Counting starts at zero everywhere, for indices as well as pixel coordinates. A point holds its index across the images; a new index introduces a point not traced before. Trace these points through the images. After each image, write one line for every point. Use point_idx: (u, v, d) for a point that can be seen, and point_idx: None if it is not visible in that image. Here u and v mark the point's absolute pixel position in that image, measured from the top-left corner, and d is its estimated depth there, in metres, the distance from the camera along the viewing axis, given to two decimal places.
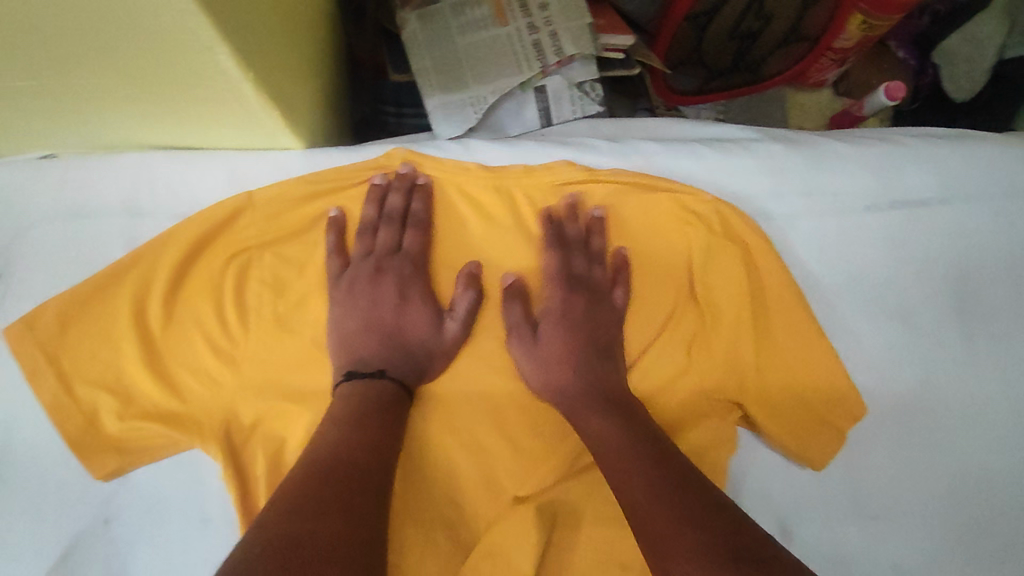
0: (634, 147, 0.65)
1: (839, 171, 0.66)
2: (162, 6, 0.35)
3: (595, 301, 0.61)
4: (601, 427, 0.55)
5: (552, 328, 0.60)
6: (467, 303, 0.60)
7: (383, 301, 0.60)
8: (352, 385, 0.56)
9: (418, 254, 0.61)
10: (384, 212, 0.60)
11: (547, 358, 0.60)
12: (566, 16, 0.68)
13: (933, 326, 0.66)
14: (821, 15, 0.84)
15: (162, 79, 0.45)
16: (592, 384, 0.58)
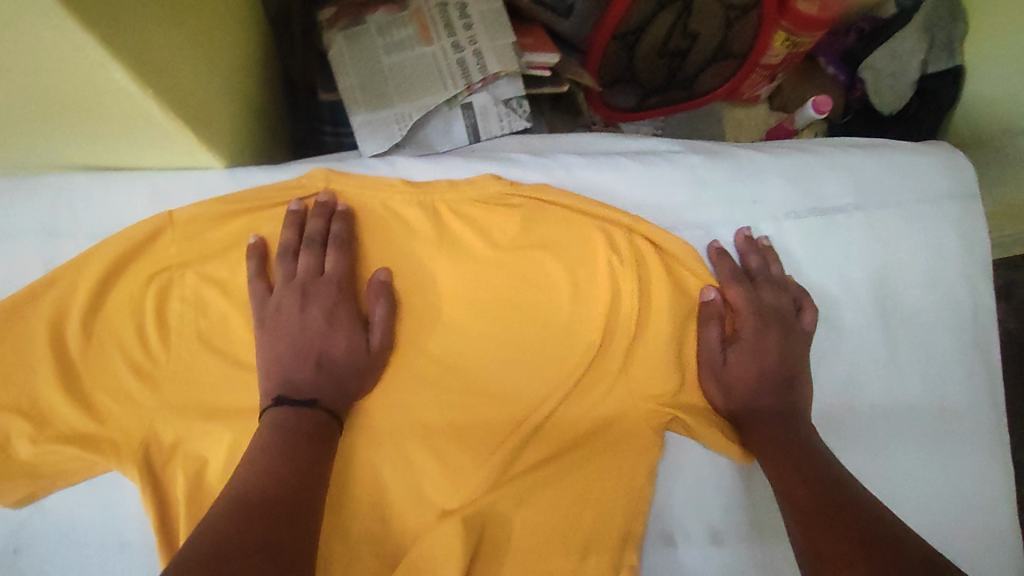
0: (557, 161, 0.66)
1: (758, 180, 0.68)
2: (41, 24, 0.36)
3: (789, 328, 0.65)
4: (770, 446, 0.60)
5: (754, 350, 0.63)
6: (391, 318, 0.60)
7: (308, 324, 0.57)
8: (283, 410, 0.54)
9: (342, 277, 0.60)
10: (304, 236, 0.59)
11: (734, 381, 0.63)
12: (490, 35, 0.70)
13: (853, 329, 0.68)
14: (747, 32, 0.86)
15: (61, 99, 0.45)
16: (779, 407, 0.62)
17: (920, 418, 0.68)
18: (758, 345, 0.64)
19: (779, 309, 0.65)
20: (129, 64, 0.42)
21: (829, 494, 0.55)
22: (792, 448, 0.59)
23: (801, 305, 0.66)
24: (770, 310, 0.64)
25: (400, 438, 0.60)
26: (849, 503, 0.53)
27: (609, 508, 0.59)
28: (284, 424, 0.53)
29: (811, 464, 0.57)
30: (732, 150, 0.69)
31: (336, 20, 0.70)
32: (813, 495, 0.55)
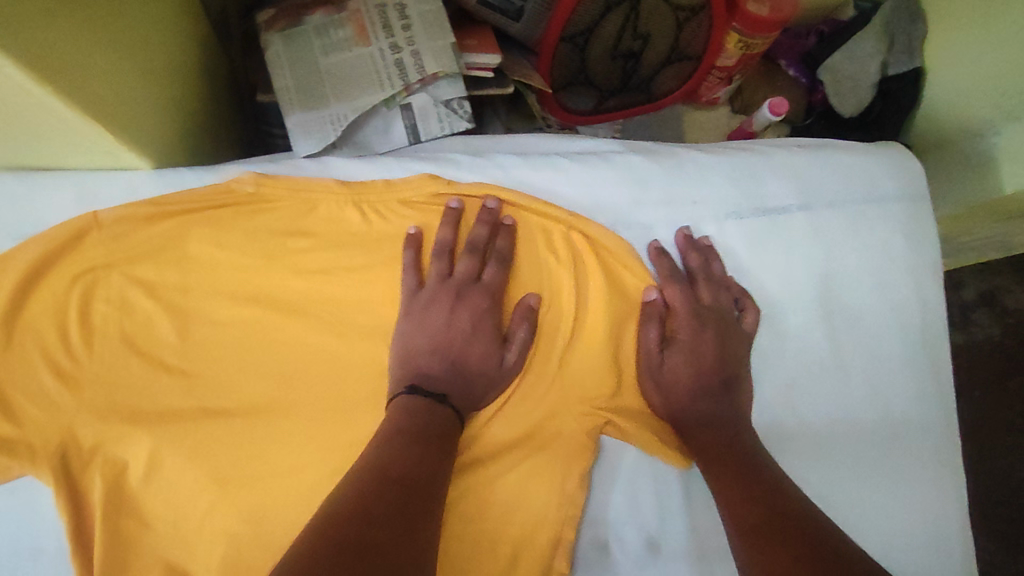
0: (493, 160, 0.65)
1: (697, 180, 0.66)
2: None
3: (725, 329, 0.63)
4: (710, 451, 0.58)
5: (691, 352, 0.61)
6: (526, 334, 0.58)
7: (455, 325, 0.57)
8: (417, 399, 0.53)
9: (496, 287, 0.59)
10: (468, 242, 0.59)
11: (672, 385, 0.61)
12: (429, 36, 0.71)
13: (798, 333, 0.65)
14: (699, 33, 0.87)
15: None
16: (720, 411, 0.60)
17: (864, 427, 0.65)
18: (695, 348, 0.62)
19: (717, 308, 0.63)
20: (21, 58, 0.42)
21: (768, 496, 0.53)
22: (733, 463, 0.57)
23: (742, 307, 0.64)
24: (708, 310, 0.63)
25: (325, 443, 0.58)
26: (791, 513, 0.51)
27: (541, 514, 0.57)
28: (415, 420, 0.51)
29: (750, 476, 0.55)
30: (673, 150, 0.67)
31: (274, 22, 0.71)
32: (754, 508, 0.52)
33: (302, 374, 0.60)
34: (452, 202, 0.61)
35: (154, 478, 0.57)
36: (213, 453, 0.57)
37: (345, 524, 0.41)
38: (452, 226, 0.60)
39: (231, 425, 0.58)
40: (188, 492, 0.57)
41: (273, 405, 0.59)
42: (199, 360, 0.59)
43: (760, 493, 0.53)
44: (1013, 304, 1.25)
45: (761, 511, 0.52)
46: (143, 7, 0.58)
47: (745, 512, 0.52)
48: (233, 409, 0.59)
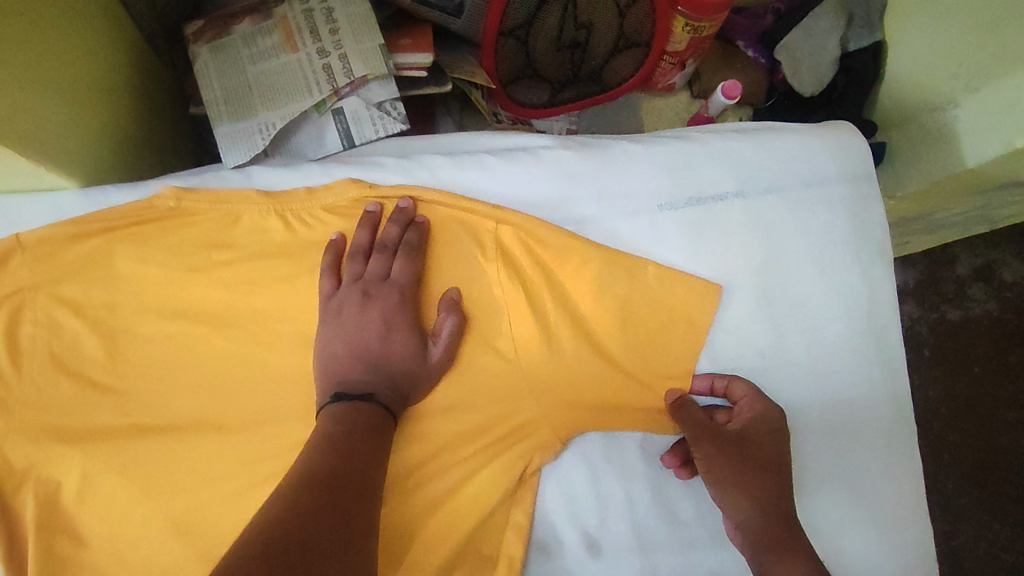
0: (418, 162, 0.64)
1: (629, 173, 0.64)
2: None
3: (777, 430, 0.58)
4: (777, 548, 0.53)
5: (739, 478, 0.56)
6: (451, 325, 0.57)
7: (369, 327, 0.55)
8: (340, 405, 0.51)
9: (407, 282, 0.58)
10: (377, 241, 0.59)
11: (733, 474, 0.56)
12: (357, 38, 0.70)
13: (739, 323, 0.63)
14: (642, 18, 0.85)
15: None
16: (778, 516, 0.55)
17: (812, 419, 0.63)
18: (723, 458, 0.56)
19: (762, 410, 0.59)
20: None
21: None
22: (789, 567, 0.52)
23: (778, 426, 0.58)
24: (757, 425, 0.58)
25: (256, 456, 0.57)
26: None
27: (475, 515, 0.58)
28: (342, 419, 0.50)
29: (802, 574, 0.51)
30: (604, 141, 0.66)
31: (203, 33, 0.71)
32: None
33: (229, 389, 0.59)
34: (372, 205, 0.61)
35: (86, 497, 0.56)
36: (146, 469, 0.57)
37: (286, 535, 0.39)
38: (368, 229, 0.60)
39: (161, 440, 0.57)
40: (121, 510, 0.56)
41: (205, 420, 0.58)
42: (130, 378, 0.59)
43: None
44: (1011, 277, 1.19)
45: None
46: (77, 31, 0.60)
47: None
48: (162, 425, 0.58)
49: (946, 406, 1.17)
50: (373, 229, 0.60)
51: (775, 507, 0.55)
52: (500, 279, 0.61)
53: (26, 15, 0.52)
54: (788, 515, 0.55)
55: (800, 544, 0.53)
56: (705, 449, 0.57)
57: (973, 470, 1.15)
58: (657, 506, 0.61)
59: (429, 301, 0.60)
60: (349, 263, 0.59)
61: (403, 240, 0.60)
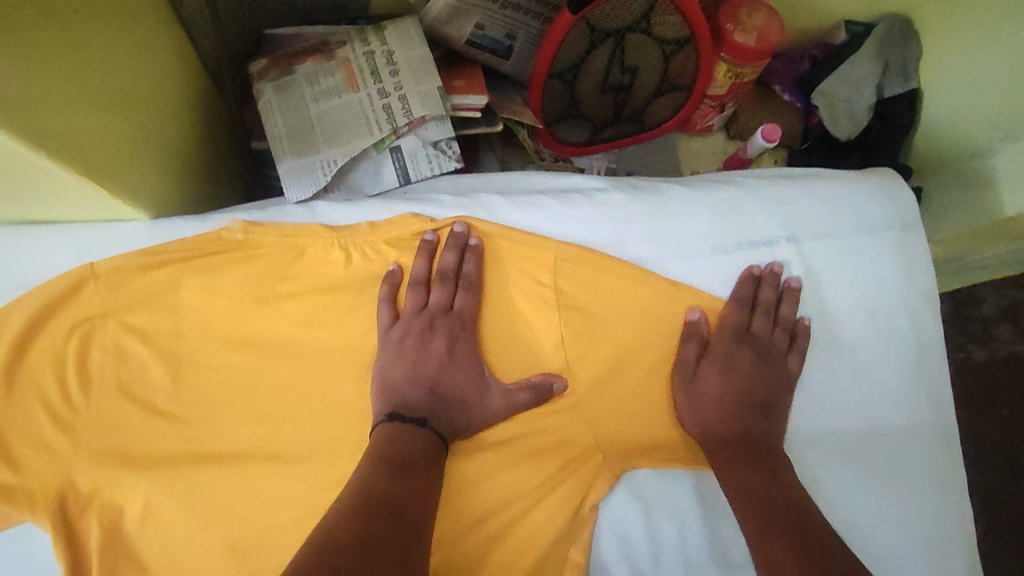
0: (477, 200, 0.66)
1: (681, 216, 0.66)
2: None
3: (766, 354, 0.63)
4: (741, 465, 0.59)
5: (729, 386, 0.62)
6: (528, 398, 0.59)
7: (431, 356, 0.58)
8: (397, 424, 0.54)
9: (469, 314, 0.61)
10: (437, 270, 0.61)
11: (730, 378, 0.62)
12: (416, 80, 0.73)
13: (792, 365, 0.64)
14: (686, 64, 0.87)
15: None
16: (756, 432, 0.61)
17: (866, 462, 0.63)
18: (747, 355, 0.63)
19: (769, 372, 0.62)
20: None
21: (783, 509, 0.55)
22: (747, 471, 0.58)
23: (792, 345, 0.64)
24: (772, 352, 0.63)
25: (315, 487, 0.58)
26: (794, 501, 0.56)
27: (532, 553, 0.58)
28: (395, 438, 0.53)
29: (766, 482, 0.57)
30: (657, 184, 0.68)
31: (267, 71, 0.74)
32: (768, 504, 0.56)
33: (290, 418, 0.60)
34: (429, 232, 0.63)
35: (148, 524, 0.57)
36: (207, 498, 0.57)
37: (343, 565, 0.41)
38: (427, 257, 0.62)
39: (222, 468, 0.58)
40: (182, 538, 0.57)
41: (266, 449, 0.59)
42: (193, 405, 0.60)
43: (773, 488, 0.57)
44: None
45: (776, 498, 0.56)
46: (141, 70, 0.62)
47: (748, 495, 0.57)
48: (224, 453, 0.59)
49: (978, 450, 1.16)
50: (430, 256, 0.62)
51: (758, 436, 0.60)
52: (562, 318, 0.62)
53: (93, 58, 0.54)
54: (757, 426, 0.61)
55: (761, 458, 0.59)
56: (735, 349, 0.63)
57: (1010, 517, 1.13)
58: (710, 547, 0.61)
59: (488, 336, 0.62)
60: (414, 291, 0.61)
61: (461, 269, 0.62)
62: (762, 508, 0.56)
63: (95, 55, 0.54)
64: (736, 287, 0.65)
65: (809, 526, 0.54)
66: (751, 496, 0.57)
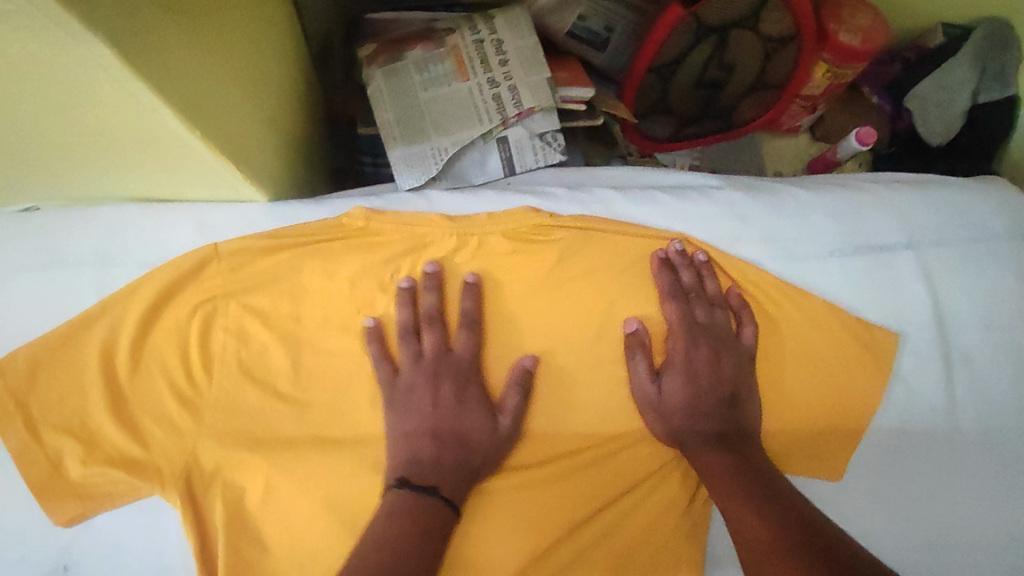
0: (593, 195, 0.66)
1: (800, 218, 0.65)
2: (98, 72, 0.39)
3: (722, 346, 0.61)
4: (720, 451, 0.58)
5: (690, 379, 0.60)
6: (515, 401, 0.60)
7: (440, 403, 0.59)
8: (402, 495, 0.54)
9: (466, 363, 0.60)
10: (422, 315, 0.61)
11: (671, 387, 0.60)
12: (526, 71, 0.72)
13: (910, 374, 0.63)
14: (786, 63, 0.86)
15: (103, 132, 0.48)
16: (716, 424, 0.59)
17: (982, 476, 0.63)
18: (695, 344, 0.61)
19: (728, 370, 0.61)
20: (156, 98, 0.43)
21: (766, 491, 0.55)
22: (709, 451, 0.58)
23: (741, 321, 0.63)
24: (732, 353, 0.61)
25: (436, 473, 0.59)
26: (765, 488, 0.55)
27: (644, 542, 0.60)
28: (401, 513, 0.53)
29: (715, 467, 0.57)
30: (772, 185, 0.67)
31: (376, 57, 0.73)
32: (745, 489, 0.55)
33: None
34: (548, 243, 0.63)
35: (270, 504, 0.58)
36: (328, 481, 0.58)
37: None
38: (433, 295, 0.61)
39: (341, 450, 0.59)
40: (303, 520, 0.57)
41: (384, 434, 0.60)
42: (312, 388, 0.61)
43: (741, 479, 0.56)
44: None
45: (749, 479, 0.56)
46: (265, 49, 0.61)
47: (741, 482, 0.56)
48: (344, 437, 0.60)
49: None
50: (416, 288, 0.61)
51: (734, 428, 0.59)
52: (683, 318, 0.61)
53: (232, 36, 0.53)
54: (738, 421, 0.60)
55: (734, 446, 0.59)
56: (684, 342, 0.61)
57: None
58: None
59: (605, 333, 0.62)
60: (412, 315, 0.61)
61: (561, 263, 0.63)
62: (752, 492, 0.55)
63: (236, 33, 0.54)
64: (679, 278, 0.62)
65: (803, 517, 0.52)
66: (740, 489, 0.55)
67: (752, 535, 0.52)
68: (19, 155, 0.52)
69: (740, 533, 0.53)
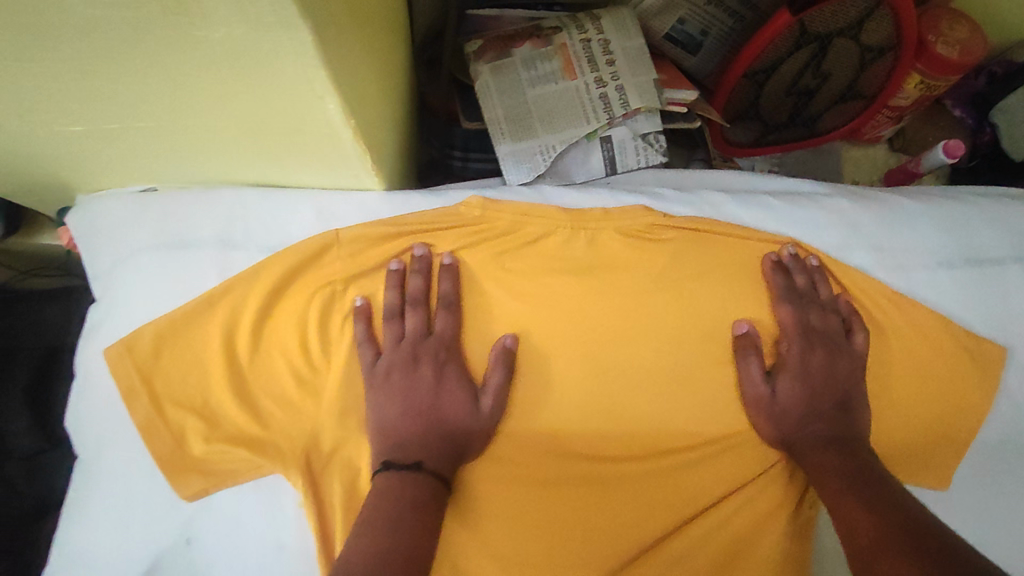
0: (703, 197, 0.67)
1: (909, 228, 0.66)
2: (288, 59, 0.40)
3: (836, 350, 0.61)
4: (824, 455, 0.57)
5: (802, 382, 0.60)
6: (499, 377, 0.60)
7: (423, 386, 0.58)
8: (391, 475, 0.53)
9: (450, 340, 0.61)
10: (407, 297, 0.61)
11: (782, 392, 0.60)
12: (633, 72, 0.73)
13: (1017, 388, 0.64)
14: (879, 75, 0.86)
15: (261, 121, 0.49)
16: (830, 428, 0.59)
17: None
18: (809, 349, 0.61)
19: (842, 373, 0.61)
20: (330, 86, 0.43)
21: (872, 490, 0.53)
22: (816, 454, 0.58)
23: (853, 325, 0.63)
24: (846, 359, 0.62)
25: (548, 454, 0.62)
26: (870, 487, 0.53)
27: (754, 542, 0.61)
28: (393, 486, 0.53)
29: (823, 467, 0.57)
30: (878, 195, 0.69)
31: (484, 53, 0.74)
32: (847, 489, 0.54)
33: (517, 396, 0.62)
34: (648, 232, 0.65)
35: None
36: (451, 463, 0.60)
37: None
38: (427, 275, 0.62)
39: None
40: None
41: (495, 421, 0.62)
42: None
43: (845, 481, 0.54)
44: None
45: (856, 479, 0.54)
46: (390, 42, 0.62)
47: (847, 482, 0.54)
48: None
49: None
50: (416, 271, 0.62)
51: (844, 431, 0.59)
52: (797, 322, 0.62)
53: (375, 27, 0.54)
54: (846, 424, 0.59)
55: (840, 446, 0.58)
56: (797, 346, 0.61)
57: None
58: None
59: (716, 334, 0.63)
60: (397, 301, 0.61)
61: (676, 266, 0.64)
62: (857, 492, 0.53)
63: (377, 26, 0.55)
64: (793, 281, 0.63)
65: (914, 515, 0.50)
66: (845, 491, 0.53)
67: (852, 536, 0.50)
68: (171, 139, 0.54)
69: (845, 534, 0.51)
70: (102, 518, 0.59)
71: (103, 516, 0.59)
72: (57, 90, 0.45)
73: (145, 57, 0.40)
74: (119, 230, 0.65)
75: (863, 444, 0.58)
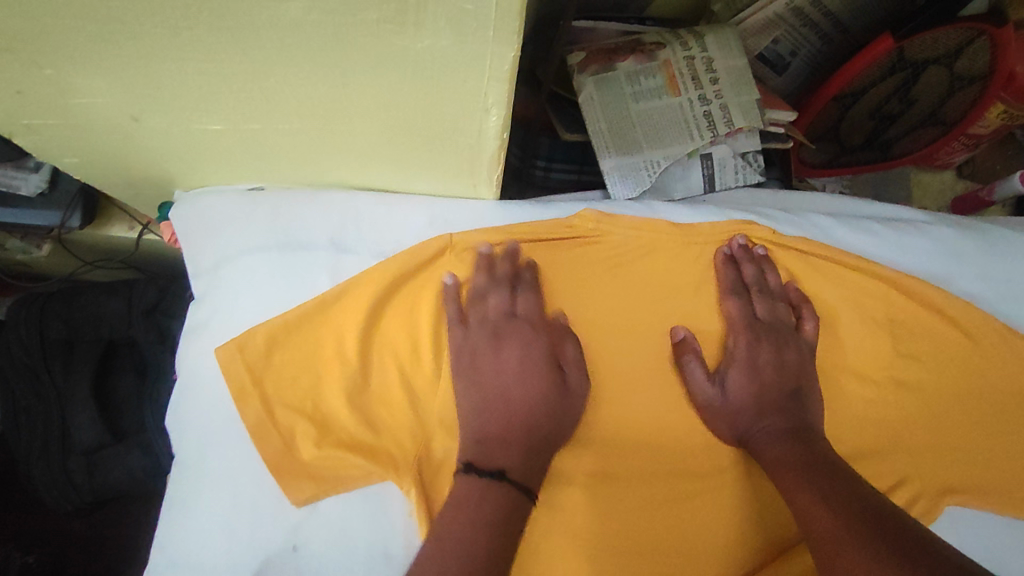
0: (808, 219, 0.68)
1: (1012, 260, 0.67)
2: (475, 67, 0.41)
3: (783, 343, 0.62)
4: (782, 453, 0.57)
5: (753, 377, 0.61)
6: (574, 354, 0.60)
7: (507, 366, 0.59)
8: (469, 482, 0.52)
9: (533, 318, 0.61)
10: (500, 281, 0.60)
11: (739, 388, 0.61)
12: (736, 91, 0.73)
13: None
14: (962, 101, 0.86)
15: (409, 125, 0.49)
16: (789, 418, 0.60)
17: None
18: (753, 345, 0.62)
19: (792, 364, 0.62)
20: (500, 98, 0.44)
21: (837, 487, 0.53)
22: (773, 444, 0.58)
23: (801, 315, 0.64)
24: (778, 354, 0.62)
25: (657, 465, 0.62)
26: (836, 479, 0.53)
27: None
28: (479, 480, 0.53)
29: (778, 457, 0.57)
30: (980, 225, 0.69)
31: (588, 65, 0.74)
32: (803, 481, 0.54)
33: (625, 408, 0.62)
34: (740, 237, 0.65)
35: None
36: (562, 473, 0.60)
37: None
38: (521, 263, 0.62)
39: (565, 449, 0.61)
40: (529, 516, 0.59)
41: (602, 435, 0.62)
42: None
43: (803, 471, 0.55)
44: None
45: (804, 472, 0.55)
46: None
47: (795, 472, 0.55)
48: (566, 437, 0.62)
49: None
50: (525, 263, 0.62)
51: (798, 423, 0.59)
52: (815, 336, 0.64)
53: None
54: (805, 417, 0.60)
55: (793, 434, 0.59)
56: (748, 343, 0.62)
57: None
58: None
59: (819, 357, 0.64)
60: (496, 295, 0.60)
61: (785, 289, 0.65)
62: (820, 488, 0.53)
63: None
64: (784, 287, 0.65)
65: (887, 517, 0.49)
66: (806, 488, 0.54)
67: (841, 524, 0.49)
68: (308, 141, 0.54)
69: (807, 532, 0.51)
70: (207, 521, 0.58)
71: (208, 519, 0.58)
72: (220, 83, 0.45)
73: (330, 56, 0.41)
74: (225, 229, 0.64)
75: (820, 442, 0.58)
